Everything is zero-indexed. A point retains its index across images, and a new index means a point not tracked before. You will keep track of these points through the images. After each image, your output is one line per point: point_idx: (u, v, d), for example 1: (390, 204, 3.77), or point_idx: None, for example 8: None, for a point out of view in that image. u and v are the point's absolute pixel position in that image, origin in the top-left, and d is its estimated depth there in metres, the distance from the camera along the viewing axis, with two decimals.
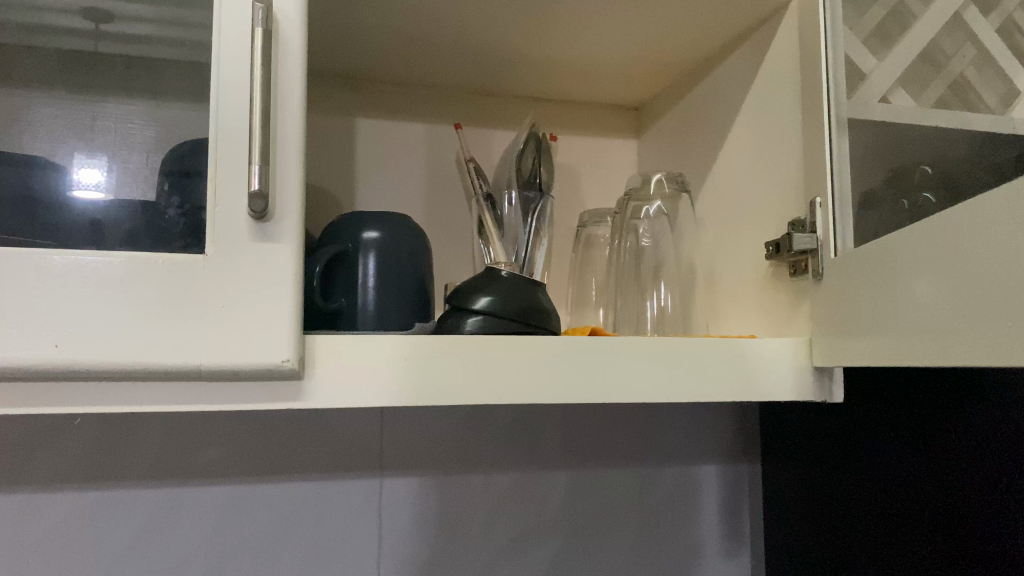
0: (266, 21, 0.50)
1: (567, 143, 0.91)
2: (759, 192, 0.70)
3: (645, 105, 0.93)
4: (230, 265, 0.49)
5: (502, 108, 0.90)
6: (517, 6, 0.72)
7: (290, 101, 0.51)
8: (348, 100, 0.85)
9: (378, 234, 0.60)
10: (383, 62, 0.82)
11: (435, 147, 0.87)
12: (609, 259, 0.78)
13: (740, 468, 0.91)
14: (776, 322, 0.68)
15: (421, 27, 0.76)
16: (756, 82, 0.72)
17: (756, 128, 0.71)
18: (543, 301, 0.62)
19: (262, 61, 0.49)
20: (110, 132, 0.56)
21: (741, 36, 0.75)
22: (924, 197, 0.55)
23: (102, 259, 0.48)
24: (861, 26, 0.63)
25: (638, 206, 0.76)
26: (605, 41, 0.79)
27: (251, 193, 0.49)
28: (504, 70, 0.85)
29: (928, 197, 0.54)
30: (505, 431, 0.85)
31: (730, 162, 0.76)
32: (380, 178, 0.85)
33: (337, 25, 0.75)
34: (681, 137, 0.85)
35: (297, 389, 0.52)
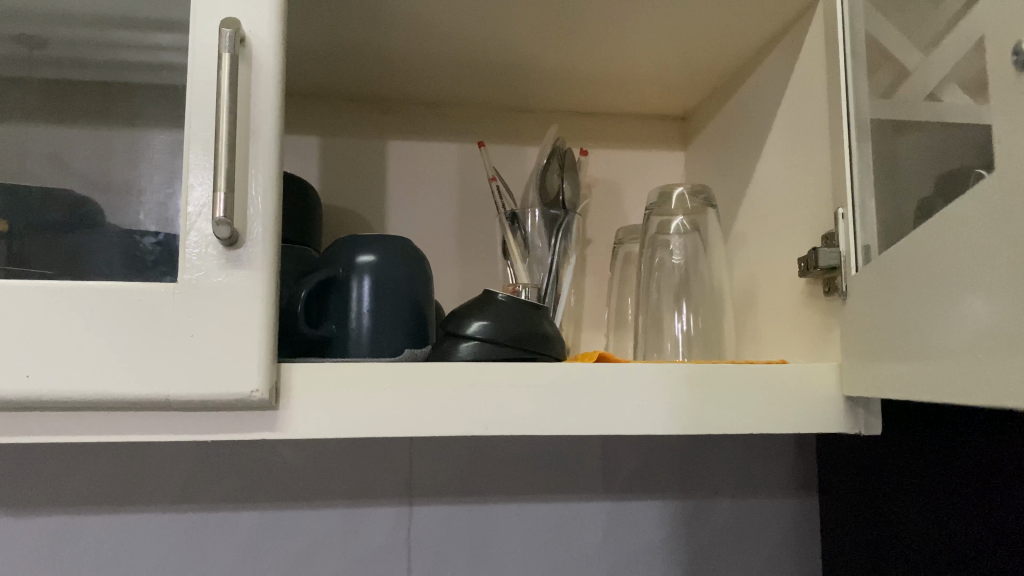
0: (235, 45, 0.49)
1: (607, 156, 0.87)
2: (796, 203, 0.64)
3: (691, 113, 0.88)
4: (199, 294, 0.49)
5: (538, 123, 0.87)
6: (532, 16, 0.68)
7: (262, 126, 0.50)
8: (376, 121, 0.83)
9: (373, 258, 0.59)
10: (409, 83, 0.81)
11: (467, 166, 0.85)
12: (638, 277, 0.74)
13: (803, 501, 0.84)
14: (813, 346, 0.61)
15: (438, 46, 0.73)
16: (793, 83, 0.66)
17: (793, 132, 0.65)
18: (545, 325, 0.59)
19: (228, 88, 0.48)
20: (85, 156, 0.58)
21: (779, 33, 0.69)
22: (934, 201, 0.48)
23: (74, 288, 0.48)
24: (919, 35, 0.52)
25: (661, 221, 0.71)
26: (634, 49, 0.75)
27: (216, 220, 0.47)
28: (534, 85, 0.82)
29: (937, 201, 0.48)
30: (540, 460, 0.81)
31: (770, 171, 0.70)
32: (410, 200, 0.83)
33: (354, 50, 0.74)
34: (725, 146, 0.79)
35: (272, 419, 0.51)
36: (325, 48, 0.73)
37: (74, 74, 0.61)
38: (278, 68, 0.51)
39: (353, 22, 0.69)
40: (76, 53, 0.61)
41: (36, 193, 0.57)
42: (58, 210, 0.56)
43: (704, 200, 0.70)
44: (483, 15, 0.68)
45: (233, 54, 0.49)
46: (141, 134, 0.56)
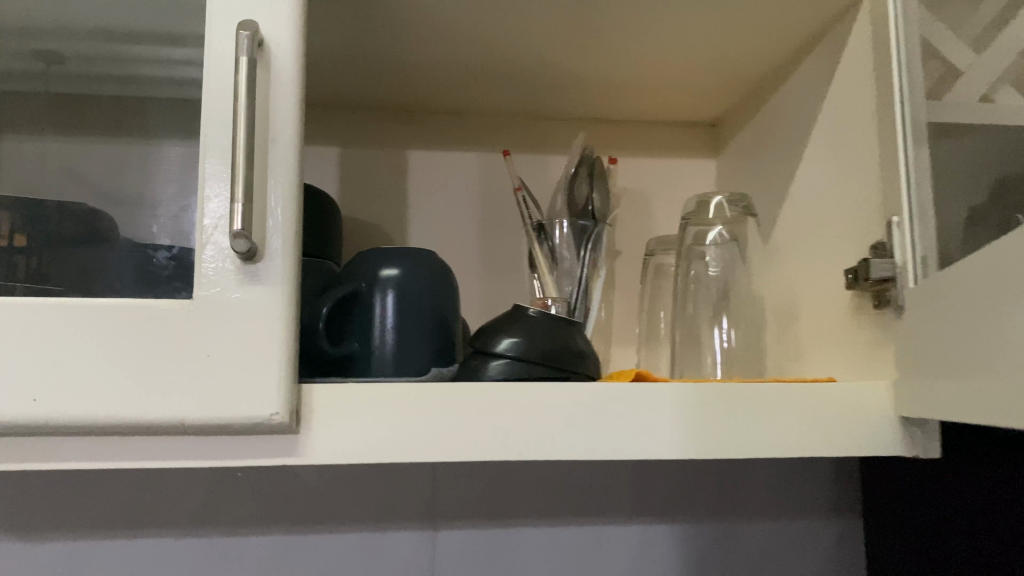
0: (253, 48, 0.47)
1: (635, 165, 0.84)
2: (843, 211, 0.61)
3: (723, 120, 0.84)
4: (215, 311, 0.46)
5: (566, 132, 0.83)
6: (560, 20, 0.65)
7: (280, 133, 0.48)
8: (397, 131, 0.80)
9: (398, 272, 0.56)
10: (430, 92, 0.78)
11: (490, 176, 0.81)
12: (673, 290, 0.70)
13: (844, 524, 0.80)
14: (864, 363, 0.58)
15: (461, 53, 0.71)
16: (836, 85, 0.62)
17: (837, 137, 0.62)
18: (578, 342, 0.55)
19: (246, 95, 0.46)
20: (96, 174, 0.56)
21: (818, 35, 0.66)
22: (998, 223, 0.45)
23: (85, 305, 0.45)
24: (975, 24, 0.51)
25: (699, 231, 0.68)
26: (665, 53, 0.72)
27: (234, 233, 0.45)
28: (560, 93, 0.79)
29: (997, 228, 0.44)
30: (568, 480, 0.78)
31: (811, 178, 0.66)
32: (432, 211, 0.80)
33: (373, 57, 0.71)
34: (759, 153, 0.76)
35: (292, 444, 0.47)
36: (344, 56, 0.71)
37: (85, 89, 0.59)
38: (298, 72, 0.49)
39: (372, 29, 0.66)
40: (87, 69, 0.59)
41: (44, 207, 0.54)
42: (67, 224, 0.53)
43: (744, 208, 0.67)
44: (509, 20, 0.65)
45: (251, 57, 0.46)
46: (158, 143, 0.53)
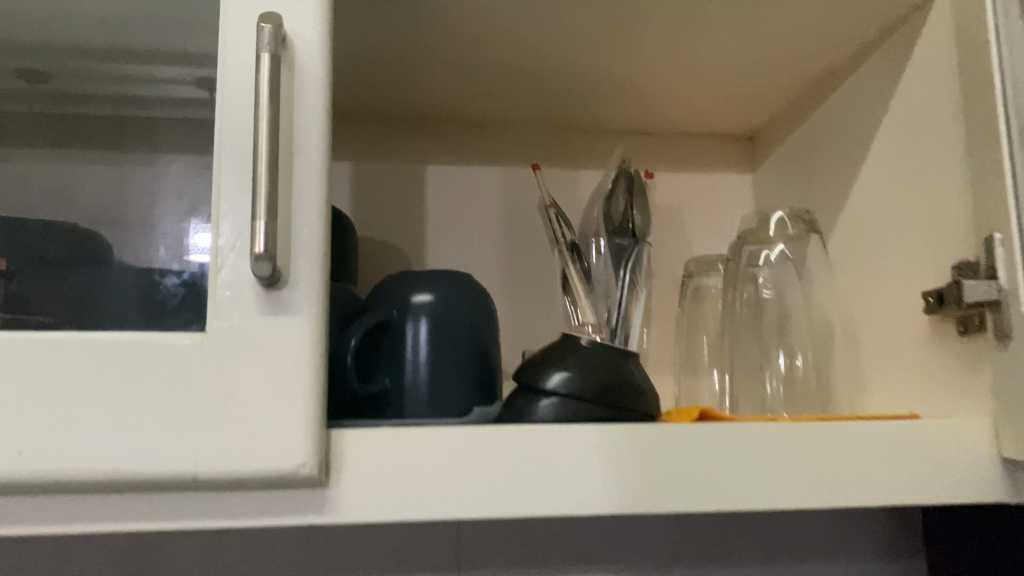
0: (275, 43, 0.41)
1: (670, 179, 0.78)
2: (915, 231, 0.55)
3: (760, 133, 0.79)
4: (233, 346, 0.40)
5: (594, 145, 0.78)
6: (601, 30, 0.59)
7: (306, 142, 0.42)
8: (414, 144, 0.74)
9: (431, 297, 0.50)
10: (450, 104, 0.72)
11: (515, 192, 0.75)
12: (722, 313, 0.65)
13: (901, 565, 0.74)
14: (949, 399, 0.52)
15: (488, 65, 0.65)
16: (901, 95, 0.57)
17: (906, 150, 0.56)
18: (637, 375, 0.49)
19: (269, 97, 0.40)
20: (92, 191, 0.50)
21: (874, 42, 0.61)
22: None
23: (82, 340, 0.39)
24: None
25: (755, 251, 0.62)
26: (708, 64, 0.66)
27: (256, 255, 0.39)
28: (591, 105, 0.73)
29: None
30: (604, 522, 0.72)
31: (871, 196, 0.60)
32: (455, 230, 0.74)
33: (391, 69, 0.65)
34: (804, 169, 0.70)
35: (320, 499, 0.41)
36: (360, 68, 0.64)
37: (75, 111, 0.53)
38: (325, 72, 0.43)
39: (394, 38, 0.60)
40: (81, 90, 0.53)
41: (33, 226, 0.48)
42: (59, 248, 0.47)
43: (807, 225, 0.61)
44: (537, 30, 0.59)
45: (274, 54, 0.40)
46: (169, 159, 0.47)
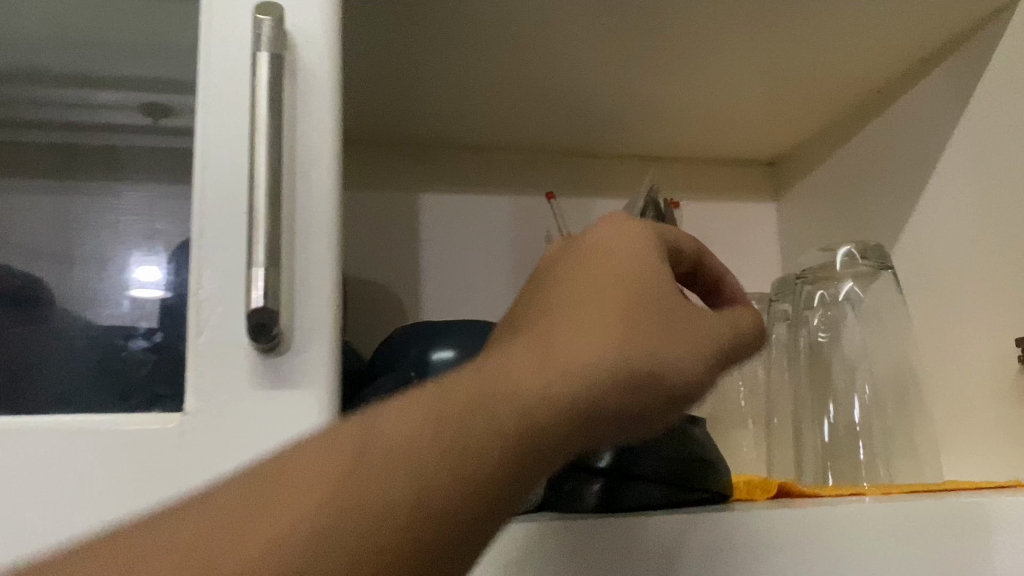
0: (276, 42, 0.32)
1: (688, 210, 0.70)
2: (994, 268, 0.47)
3: (788, 157, 0.71)
4: (221, 431, 0.30)
5: (605, 172, 0.70)
6: (625, 40, 0.51)
7: (314, 169, 0.33)
8: (405, 173, 0.65)
9: (455, 354, 0.41)
10: (445, 127, 0.63)
11: (521, 224, 0.67)
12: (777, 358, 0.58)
13: None
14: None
15: (490, 83, 0.56)
16: (973, 115, 0.50)
17: (980, 177, 0.49)
18: (706, 446, 0.41)
19: (266, 111, 0.31)
20: (36, 234, 0.41)
21: (934, 57, 0.54)
22: None
23: (25, 427, 0.30)
24: None
25: (812, 291, 0.54)
26: (740, 83, 0.58)
27: (253, 313, 0.30)
28: (603, 129, 0.65)
29: None
30: None
31: (934, 228, 0.53)
32: (454, 266, 0.65)
33: (378, 86, 0.56)
34: (846, 198, 0.63)
35: None
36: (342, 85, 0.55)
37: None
38: (336, 80, 0.34)
39: (383, 50, 0.51)
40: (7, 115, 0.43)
41: None
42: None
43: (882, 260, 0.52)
44: (554, 44, 0.51)
45: (275, 56, 0.32)
46: (141, 193, 0.38)
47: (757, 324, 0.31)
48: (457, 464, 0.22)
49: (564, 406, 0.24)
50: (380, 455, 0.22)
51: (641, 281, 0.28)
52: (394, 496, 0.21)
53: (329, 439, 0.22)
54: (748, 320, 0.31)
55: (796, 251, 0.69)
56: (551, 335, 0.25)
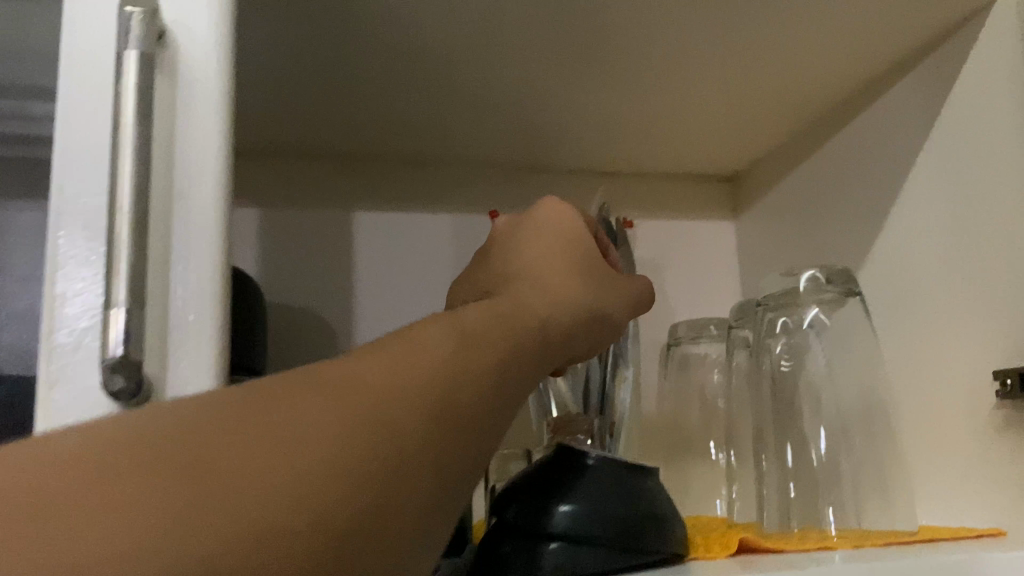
0: (149, 36, 0.27)
1: (643, 228, 0.67)
2: (967, 290, 0.44)
3: (747, 174, 0.68)
4: None
5: (555, 188, 0.66)
6: (570, 45, 0.47)
7: (194, 189, 0.28)
8: (338, 188, 0.60)
9: None
10: (381, 139, 0.58)
11: (464, 243, 0.62)
12: (738, 388, 0.54)
13: None
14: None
15: (426, 89, 0.51)
16: (943, 128, 0.46)
17: (951, 193, 0.45)
18: (658, 500, 0.36)
19: (133, 117, 0.26)
20: None
21: (901, 67, 0.50)
22: None
23: None
24: None
25: (774, 318, 0.50)
26: (696, 93, 0.55)
27: (111, 362, 0.25)
28: (552, 142, 0.61)
29: None
30: None
31: (901, 248, 0.50)
32: (390, 289, 0.60)
33: (302, 92, 0.51)
34: (809, 216, 0.59)
35: None
36: (264, 90, 0.50)
37: None
38: (224, 85, 0.29)
39: (303, 51, 0.46)
40: None
41: None
42: None
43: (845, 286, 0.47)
44: (490, 49, 0.47)
45: (146, 52, 0.27)
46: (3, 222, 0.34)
47: (649, 287, 0.40)
48: (481, 382, 0.25)
49: (553, 324, 0.31)
50: (419, 369, 0.24)
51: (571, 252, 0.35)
52: (439, 407, 0.23)
53: (354, 356, 0.24)
54: (641, 283, 0.39)
55: (757, 273, 0.66)
56: (518, 287, 0.32)
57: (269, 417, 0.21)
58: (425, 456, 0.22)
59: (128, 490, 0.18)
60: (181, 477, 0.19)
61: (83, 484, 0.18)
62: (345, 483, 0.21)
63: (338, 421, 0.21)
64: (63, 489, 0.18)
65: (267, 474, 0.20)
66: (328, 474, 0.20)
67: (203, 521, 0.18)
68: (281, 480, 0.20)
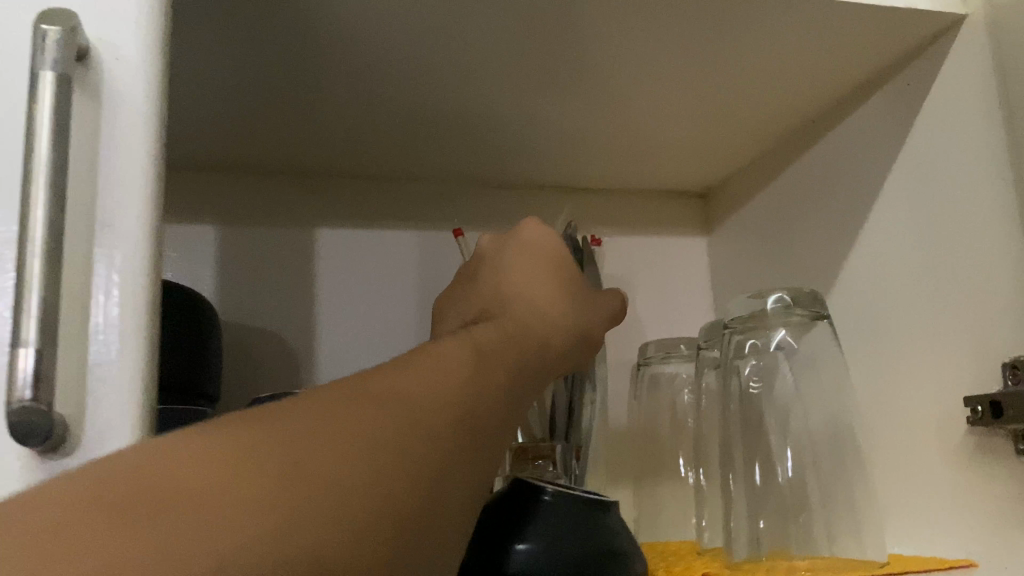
0: (68, 56, 0.25)
1: (612, 245, 0.65)
2: (935, 313, 0.43)
3: (718, 190, 0.67)
4: None
5: (523, 204, 0.64)
6: (533, 60, 0.46)
7: (118, 216, 0.26)
8: (299, 204, 0.59)
9: None
10: (342, 154, 0.57)
11: (429, 261, 0.61)
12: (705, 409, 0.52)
13: None
14: (1002, 545, 0.39)
15: (387, 104, 0.50)
16: (913, 147, 0.45)
17: (920, 214, 0.44)
18: (614, 538, 0.35)
19: (47, 145, 0.24)
20: None
21: (870, 84, 0.50)
22: None
23: None
24: None
25: (743, 340, 0.48)
26: (664, 109, 0.53)
27: (19, 406, 0.23)
28: (518, 157, 0.59)
29: None
30: None
31: (871, 269, 0.49)
32: (352, 307, 0.58)
33: (258, 107, 0.49)
34: (780, 235, 0.58)
35: None
36: (218, 105, 0.49)
37: None
38: (153, 105, 0.27)
39: (256, 65, 0.44)
40: None
41: None
42: None
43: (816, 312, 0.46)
44: (451, 64, 0.46)
45: (63, 73, 0.25)
46: None
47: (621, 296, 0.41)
48: (494, 397, 0.28)
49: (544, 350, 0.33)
50: (448, 382, 0.26)
51: (560, 257, 0.37)
52: (468, 416, 0.26)
53: (390, 370, 0.26)
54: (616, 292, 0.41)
55: (728, 291, 0.65)
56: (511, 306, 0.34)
57: (340, 429, 0.23)
58: (458, 463, 0.25)
59: (236, 489, 0.20)
60: (280, 481, 0.21)
61: (192, 503, 0.20)
62: (413, 483, 0.23)
63: (399, 426, 0.24)
64: (173, 495, 0.20)
65: (343, 473, 0.22)
66: (393, 478, 0.23)
67: (305, 520, 0.21)
68: (366, 488, 0.22)
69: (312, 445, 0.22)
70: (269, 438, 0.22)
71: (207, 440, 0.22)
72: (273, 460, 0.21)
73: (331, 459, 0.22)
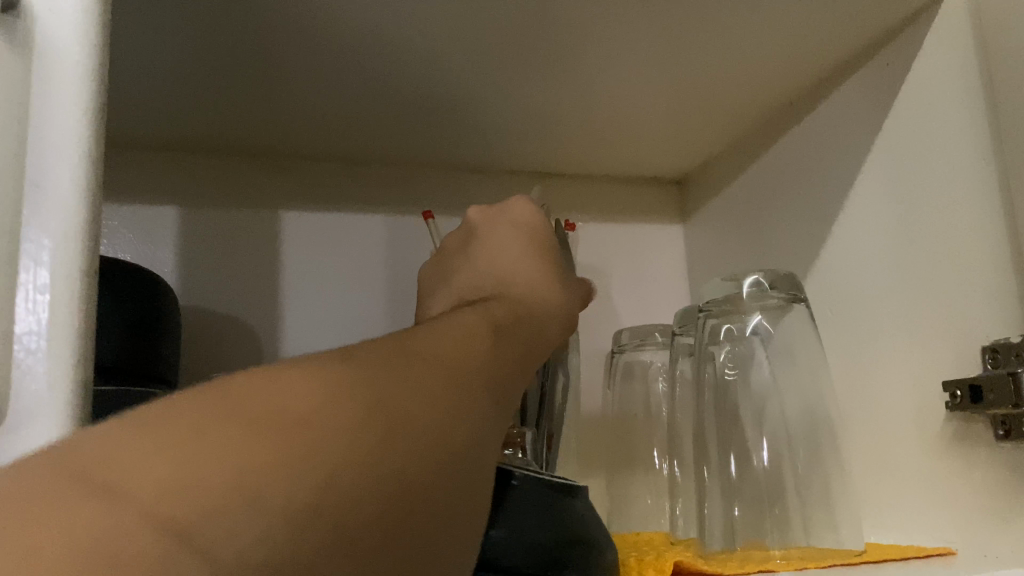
0: None
1: (587, 231, 0.64)
2: (913, 295, 0.42)
3: (694, 177, 0.66)
4: None
5: (496, 189, 0.63)
6: (505, 38, 0.44)
7: (50, 177, 0.24)
8: (264, 187, 0.57)
9: None
10: (309, 135, 0.55)
11: (398, 246, 0.59)
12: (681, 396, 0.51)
13: None
14: (981, 531, 0.38)
15: (354, 83, 0.48)
16: (891, 129, 0.44)
17: (898, 194, 0.43)
18: (580, 525, 0.33)
19: None
20: None
21: (848, 66, 0.49)
22: None
23: None
24: None
25: (717, 324, 0.47)
26: (640, 91, 0.52)
27: None
28: (491, 141, 0.58)
29: None
30: None
31: (848, 253, 0.48)
32: (320, 292, 0.56)
33: (219, 84, 0.47)
34: (756, 221, 0.57)
35: None
36: (176, 81, 0.47)
37: None
38: (90, 62, 0.25)
39: (216, 38, 0.43)
40: None
41: None
42: None
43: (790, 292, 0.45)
44: (421, 41, 0.44)
45: None
46: None
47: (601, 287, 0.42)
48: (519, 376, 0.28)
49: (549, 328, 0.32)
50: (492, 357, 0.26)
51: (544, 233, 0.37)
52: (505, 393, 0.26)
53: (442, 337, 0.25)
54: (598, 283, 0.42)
55: (704, 279, 0.64)
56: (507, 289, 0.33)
57: (417, 371, 0.22)
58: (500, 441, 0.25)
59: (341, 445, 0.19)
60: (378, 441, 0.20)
61: (318, 449, 0.19)
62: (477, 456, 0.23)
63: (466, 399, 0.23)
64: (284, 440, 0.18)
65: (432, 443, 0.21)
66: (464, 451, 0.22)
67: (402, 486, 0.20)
68: (457, 442, 0.22)
69: (416, 397, 0.21)
70: (359, 372, 0.21)
71: (304, 377, 0.20)
72: (382, 409, 0.21)
73: (418, 399, 0.22)
